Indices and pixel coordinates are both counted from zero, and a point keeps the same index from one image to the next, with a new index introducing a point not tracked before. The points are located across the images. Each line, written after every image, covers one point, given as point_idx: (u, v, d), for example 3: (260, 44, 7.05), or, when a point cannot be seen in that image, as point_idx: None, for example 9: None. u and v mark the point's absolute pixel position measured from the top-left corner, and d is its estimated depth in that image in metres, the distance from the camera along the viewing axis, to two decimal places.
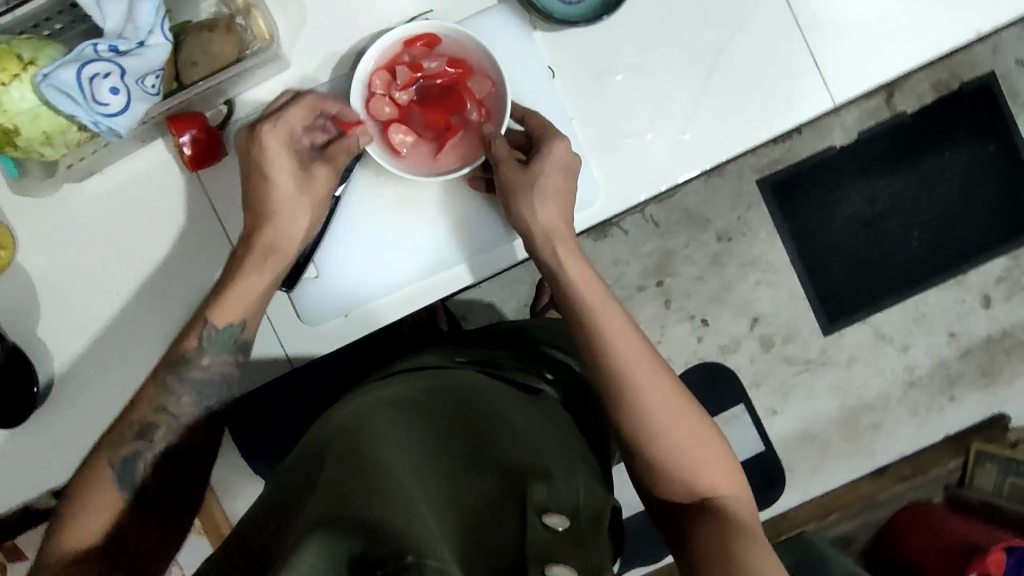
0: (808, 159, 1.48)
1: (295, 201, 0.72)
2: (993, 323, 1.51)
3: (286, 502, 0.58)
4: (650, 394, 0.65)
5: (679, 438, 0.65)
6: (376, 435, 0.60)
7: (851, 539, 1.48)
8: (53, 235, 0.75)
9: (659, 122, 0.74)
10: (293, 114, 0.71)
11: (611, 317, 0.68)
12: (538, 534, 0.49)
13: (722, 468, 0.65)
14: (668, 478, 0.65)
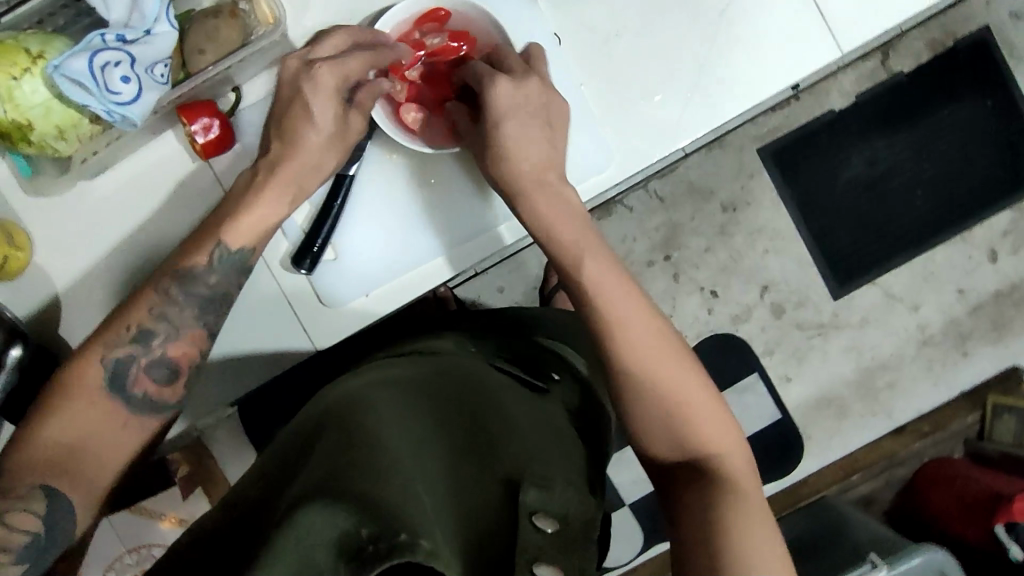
0: (808, 124, 1.48)
1: (321, 151, 0.69)
2: (1002, 277, 1.51)
3: (285, 472, 0.58)
4: (642, 359, 0.64)
5: (675, 397, 0.64)
6: (383, 412, 0.60)
7: (872, 499, 1.51)
8: (66, 234, 0.70)
9: (668, 83, 0.71)
10: (324, 75, 0.66)
11: (603, 274, 0.67)
12: (530, 538, 0.49)
13: (720, 432, 0.64)
14: (657, 433, 0.64)
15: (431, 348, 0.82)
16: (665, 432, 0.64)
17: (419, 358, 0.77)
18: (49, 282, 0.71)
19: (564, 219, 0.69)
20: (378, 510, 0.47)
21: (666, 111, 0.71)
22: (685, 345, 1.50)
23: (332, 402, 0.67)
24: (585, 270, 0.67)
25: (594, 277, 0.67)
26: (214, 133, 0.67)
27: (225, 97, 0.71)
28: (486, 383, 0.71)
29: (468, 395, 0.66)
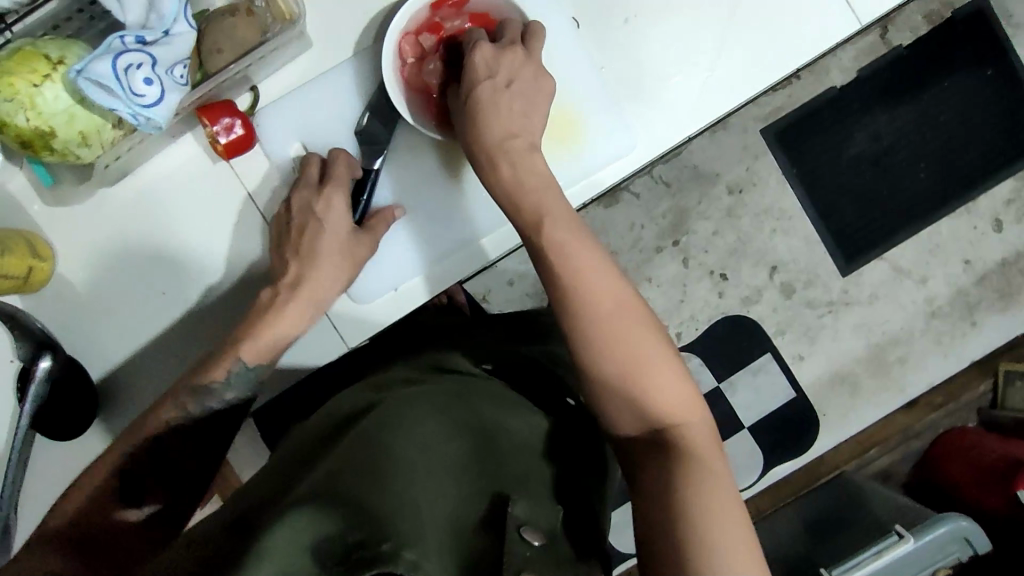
0: (810, 103, 1.48)
1: (333, 256, 0.69)
2: (1007, 246, 1.52)
3: (292, 468, 0.60)
4: (618, 334, 0.61)
5: (640, 367, 0.60)
6: (402, 418, 0.62)
7: (891, 473, 1.51)
8: (90, 242, 0.70)
9: (687, 62, 0.70)
10: (336, 197, 0.69)
11: (574, 243, 0.64)
12: (518, 548, 0.50)
13: (685, 403, 0.60)
14: (617, 403, 0.60)
15: (451, 365, 0.80)
16: (625, 404, 0.60)
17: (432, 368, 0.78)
18: (73, 292, 0.70)
19: (531, 186, 0.66)
20: (372, 516, 0.49)
21: (685, 93, 0.71)
22: (698, 329, 1.51)
23: (348, 408, 0.68)
24: (549, 237, 0.64)
25: (562, 244, 0.64)
26: (236, 133, 0.66)
27: (242, 96, 0.69)
28: (497, 397, 0.72)
29: (482, 406, 0.68)
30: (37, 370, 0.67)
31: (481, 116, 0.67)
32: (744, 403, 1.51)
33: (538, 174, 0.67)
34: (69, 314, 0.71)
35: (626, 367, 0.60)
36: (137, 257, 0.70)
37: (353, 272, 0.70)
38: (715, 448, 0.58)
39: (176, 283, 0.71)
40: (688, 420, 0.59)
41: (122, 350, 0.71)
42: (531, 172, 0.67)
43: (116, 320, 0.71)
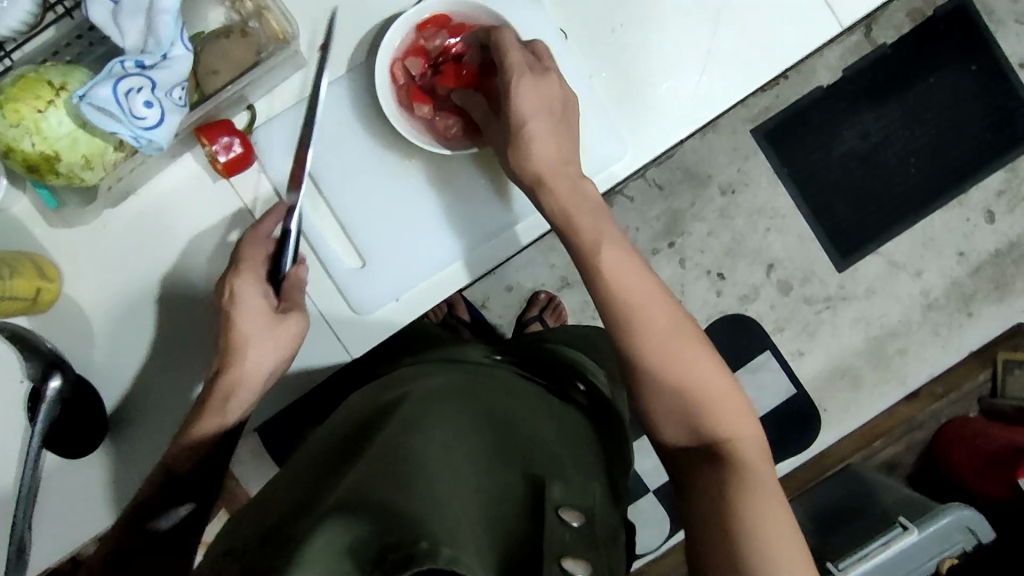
0: (798, 103, 1.50)
1: (260, 336, 0.66)
2: (1000, 237, 1.53)
3: (311, 484, 0.61)
4: (662, 345, 0.62)
5: (689, 381, 0.61)
6: (421, 426, 0.63)
7: (895, 465, 1.52)
8: (96, 263, 0.72)
9: (673, 69, 0.71)
10: (244, 285, 0.66)
11: (621, 261, 0.65)
12: (556, 537, 0.53)
13: (735, 417, 0.61)
14: (671, 418, 0.62)
15: (462, 355, 0.86)
16: (676, 416, 0.62)
17: (441, 366, 0.80)
18: (83, 310, 0.72)
19: (583, 211, 0.67)
20: (406, 518, 0.49)
21: (672, 99, 0.71)
22: None
23: (364, 420, 0.70)
24: (601, 257, 0.65)
25: (607, 262, 0.65)
26: (235, 152, 0.67)
27: (240, 115, 0.71)
28: (508, 399, 0.74)
29: (495, 410, 0.70)
30: (47, 390, 0.68)
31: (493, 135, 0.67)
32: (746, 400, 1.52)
33: (582, 196, 0.67)
34: (75, 333, 0.72)
35: (674, 382, 0.62)
36: (144, 272, 0.72)
37: (285, 346, 0.67)
38: (765, 455, 0.60)
39: (181, 298, 0.72)
40: (741, 434, 0.61)
41: (130, 365, 0.73)
42: (582, 194, 0.68)
43: (120, 339, 0.72)
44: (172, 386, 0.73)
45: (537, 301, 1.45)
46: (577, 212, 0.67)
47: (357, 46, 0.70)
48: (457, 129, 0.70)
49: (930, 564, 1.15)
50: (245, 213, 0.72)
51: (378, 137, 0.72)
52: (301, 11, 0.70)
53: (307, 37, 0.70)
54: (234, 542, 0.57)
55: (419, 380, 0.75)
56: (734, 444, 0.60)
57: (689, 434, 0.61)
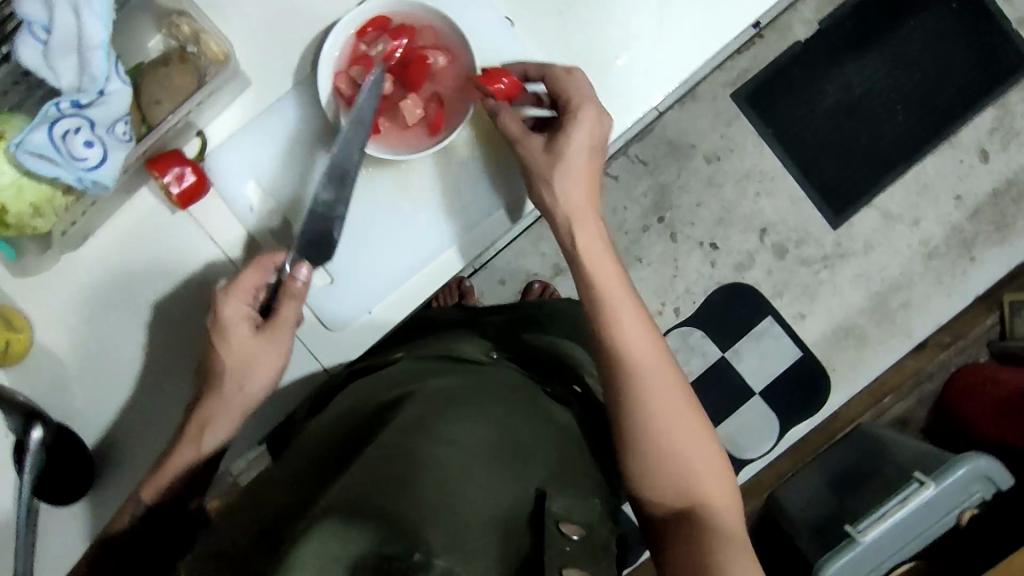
0: (776, 62, 1.47)
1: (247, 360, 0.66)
2: (996, 176, 1.50)
3: (302, 485, 0.58)
4: (663, 408, 0.64)
5: (681, 443, 0.64)
6: (420, 419, 0.60)
7: (908, 420, 1.50)
8: (65, 310, 0.70)
9: (628, 44, 0.68)
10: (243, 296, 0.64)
11: (626, 317, 0.66)
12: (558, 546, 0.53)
13: (720, 485, 0.64)
14: (657, 481, 0.64)
15: (459, 353, 0.79)
16: (666, 478, 0.64)
17: (438, 359, 0.75)
18: (56, 356, 0.71)
19: (598, 253, 0.68)
20: (405, 531, 0.49)
21: (629, 75, 0.69)
22: (695, 302, 1.50)
23: (358, 410, 0.66)
24: (608, 307, 0.67)
25: (614, 321, 0.66)
26: (187, 181, 0.65)
27: (191, 142, 0.69)
28: (514, 383, 0.72)
29: (499, 400, 0.66)
30: (29, 441, 0.65)
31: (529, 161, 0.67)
32: (751, 369, 1.50)
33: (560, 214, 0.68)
34: (51, 383, 0.71)
35: (663, 440, 0.64)
36: (115, 309, 0.70)
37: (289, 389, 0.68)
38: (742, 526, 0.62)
39: (154, 338, 0.71)
40: (722, 502, 0.63)
41: (114, 407, 0.71)
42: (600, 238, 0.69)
43: (96, 385, 0.71)
44: (158, 421, 0.72)
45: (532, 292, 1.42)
46: (593, 253, 0.68)
47: (302, 57, 0.68)
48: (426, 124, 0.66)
49: (948, 516, 1.13)
50: (209, 244, 0.70)
51: (332, 147, 0.70)
52: (240, 29, 0.68)
53: (245, 54, 0.68)
54: (233, 539, 0.54)
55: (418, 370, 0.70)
56: (716, 509, 0.63)
57: (675, 501, 0.63)
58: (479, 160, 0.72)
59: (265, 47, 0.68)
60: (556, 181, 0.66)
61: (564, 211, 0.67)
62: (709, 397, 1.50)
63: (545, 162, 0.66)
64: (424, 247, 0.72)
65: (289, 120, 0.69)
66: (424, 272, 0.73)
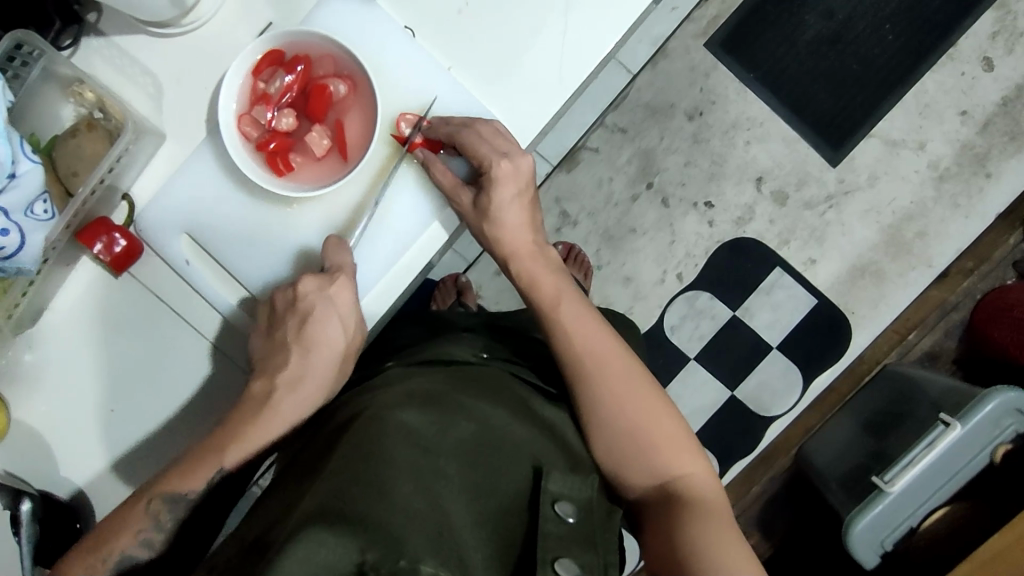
0: (748, 1, 1.39)
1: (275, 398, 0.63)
2: (1004, 83, 1.40)
3: (277, 508, 0.52)
4: (625, 389, 0.62)
5: (652, 420, 0.61)
6: (384, 419, 0.54)
7: (939, 353, 1.43)
8: (27, 386, 0.71)
9: (536, 33, 0.65)
10: (342, 287, 0.65)
11: (577, 317, 0.65)
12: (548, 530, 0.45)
13: (693, 463, 0.61)
14: (632, 457, 0.61)
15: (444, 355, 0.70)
16: (640, 457, 0.61)
17: (419, 366, 0.68)
18: (27, 434, 0.71)
19: (547, 272, 0.69)
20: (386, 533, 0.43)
21: (542, 65, 0.65)
22: (697, 264, 1.44)
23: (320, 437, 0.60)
24: (562, 312, 0.66)
25: (570, 320, 0.65)
26: (119, 247, 0.66)
27: (119, 208, 0.69)
28: (491, 379, 0.66)
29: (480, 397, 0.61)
30: (20, 513, 0.66)
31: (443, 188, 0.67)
32: (766, 325, 1.44)
33: (513, 225, 0.68)
34: (26, 461, 0.71)
35: (629, 424, 0.61)
36: (76, 379, 0.71)
37: None
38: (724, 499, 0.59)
39: (119, 402, 0.71)
40: (698, 477, 0.60)
41: (89, 477, 0.72)
42: (544, 261, 0.70)
43: (71, 455, 0.71)
44: (139, 483, 0.72)
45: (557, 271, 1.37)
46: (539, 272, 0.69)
47: (210, 103, 0.67)
48: (338, 151, 0.65)
49: (982, 455, 1.05)
50: (156, 304, 0.70)
51: (255, 187, 0.69)
52: (146, 87, 0.67)
53: (155, 112, 0.67)
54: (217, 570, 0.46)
55: (392, 381, 0.63)
56: (692, 485, 0.59)
57: (653, 478, 0.60)
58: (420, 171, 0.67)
59: (172, 100, 0.67)
60: (484, 227, 0.68)
61: (504, 252, 0.69)
62: (727, 359, 1.45)
63: (470, 211, 0.67)
64: (384, 251, 0.68)
65: (212, 170, 0.68)
66: (393, 275, 0.69)
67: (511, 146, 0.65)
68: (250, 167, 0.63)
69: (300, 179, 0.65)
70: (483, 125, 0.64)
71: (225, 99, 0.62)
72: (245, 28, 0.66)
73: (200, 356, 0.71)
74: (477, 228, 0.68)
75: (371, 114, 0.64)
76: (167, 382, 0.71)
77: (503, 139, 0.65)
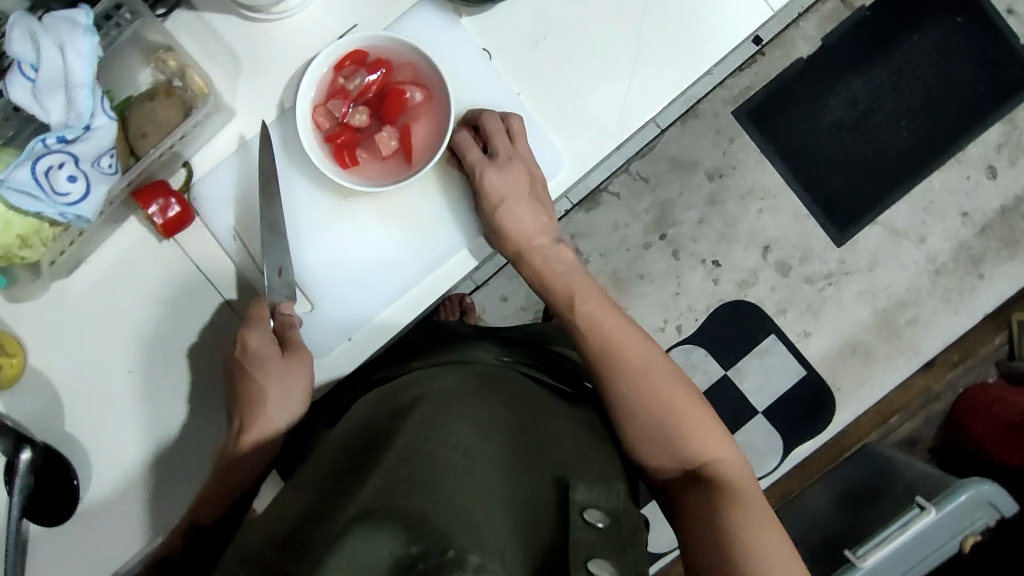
0: (779, 78, 1.46)
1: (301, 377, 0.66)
2: (1004, 192, 1.48)
3: (311, 502, 0.52)
4: (645, 376, 0.62)
5: (669, 405, 0.61)
6: (418, 424, 0.55)
7: (917, 440, 1.47)
8: (55, 333, 0.71)
9: (606, 73, 0.69)
10: (254, 337, 0.65)
11: (602, 313, 0.65)
12: (580, 536, 0.46)
13: (721, 444, 0.60)
14: (652, 441, 0.61)
15: (468, 358, 0.71)
16: (660, 441, 0.61)
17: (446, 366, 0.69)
18: (44, 380, 0.71)
19: (560, 271, 0.69)
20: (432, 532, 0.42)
21: (607, 104, 0.69)
22: (697, 319, 1.48)
23: (353, 438, 0.60)
24: (579, 310, 0.66)
25: (592, 313, 0.66)
26: (172, 212, 0.67)
27: (177, 174, 0.71)
28: (518, 387, 0.67)
29: (506, 404, 0.61)
30: (20, 462, 0.67)
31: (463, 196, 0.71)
32: (756, 388, 1.48)
33: (525, 222, 0.68)
34: (39, 406, 0.71)
35: (652, 408, 0.61)
36: (102, 332, 0.71)
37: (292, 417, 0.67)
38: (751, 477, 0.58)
39: (139, 362, 0.71)
40: (725, 458, 0.59)
41: (95, 432, 0.71)
42: (555, 260, 0.70)
43: (82, 408, 0.72)
44: (142, 446, 0.72)
45: None
46: (552, 274, 0.69)
47: (286, 90, 0.70)
48: (402, 154, 0.67)
49: (951, 541, 1.09)
50: (197, 273, 0.71)
51: (311, 175, 0.70)
52: (227, 65, 0.69)
53: (231, 88, 0.70)
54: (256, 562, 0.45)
55: (423, 380, 0.65)
56: (719, 467, 0.58)
57: (673, 460, 0.60)
58: (457, 173, 0.70)
59: (250, 82, 0.70)
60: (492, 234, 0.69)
61: (512, 251, 0.69)
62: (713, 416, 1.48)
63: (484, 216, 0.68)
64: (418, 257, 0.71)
65: (272, 154, 0.70)
66: (427, 281, 0.71)
67: (503, 150, 0.67)
68: (315, 154, 0.66)
69: (364, 175, 0.67)
70: (483, 117, 0.67)
71: (306, 85, 0.66)
72: (332, 25, 0.69)
73: (232, 330, 0.71)
74: (489, 224, 0.68)
75: (442, 122, 0.67)
76: (190, 351, 0.71)
77: (499, 138, 0.67)
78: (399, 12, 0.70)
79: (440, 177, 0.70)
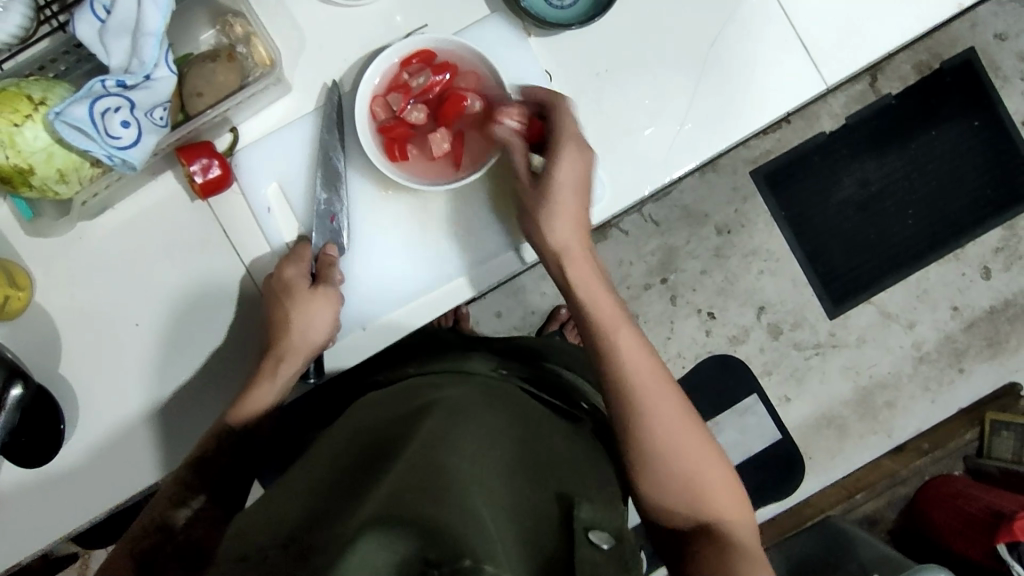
0: (799, 147, 1.50)
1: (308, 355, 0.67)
2: (995, 294, 1.52)
3: (307, 495, 0.51)
4: (668, 418, 0.61)
5: (693, 452, 0.61)
6: (423, 432, 0.54)
7: (877, 519, 1.50)
8: (67, 274, 0.70)
9: (659, 115, 0.70)
10: (292, 273, 0.67)
11: (631, 345, 0.63)
12: (585, 553, 0.46)
13: (733, 501, 0.61)
14: (661, 484, 0.61)
15: (468, 370, 0.71)
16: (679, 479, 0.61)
17: (450, 375, 0.69)
18: (47, 319, 0.70)
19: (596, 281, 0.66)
20: (447, 532, 0.42)
21: (654, 144, 0.71)
22: (684, 366, 1.50)
23: (348, 441, 0.59)
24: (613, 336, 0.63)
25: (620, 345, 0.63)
26: (213, 173, 0.67)
27: (223, 137, 0.71)
28: (518, 400, 0.66)
29: (509, 417, 0.61)
30: (8, 398, 0.65)
31: (500, 208, 0.72)
32: (730, 444, 1.49)
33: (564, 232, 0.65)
34: (36, 345, 0.70)
35: (667, 459, 0.60)
36: (115, 280, 0.71)
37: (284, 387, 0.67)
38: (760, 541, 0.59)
39: (148, 317, 0.71)
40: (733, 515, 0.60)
41: (90, 380, 0.71)
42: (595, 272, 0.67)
43: (82, 353, 0.71)
44: (134, 401, 0.71)
45: (556, 318, 1.40)
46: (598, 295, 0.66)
47: (345, 76, 0.71)
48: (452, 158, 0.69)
49: None
50: (223, 238, 0.71)
51: (354, 161, 0.71)
52: (291, 40, 0.70)
53: (292, 64, 0.70)
54: (248, 551, 0.44)
55: (429, 389, 0.65)
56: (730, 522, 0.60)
57: (686, 502, 0.60)
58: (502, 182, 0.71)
59: (312, 61, 0.70)
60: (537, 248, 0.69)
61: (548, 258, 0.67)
62: None
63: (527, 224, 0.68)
64: (446, 261, 0.72)
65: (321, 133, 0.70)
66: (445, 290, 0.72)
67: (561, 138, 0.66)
68: (368, 141, 0.67)
69: (412, 169, 0.69)
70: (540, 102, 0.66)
71: (371, 74, 0.67)
72: (400, 22, 0.70)
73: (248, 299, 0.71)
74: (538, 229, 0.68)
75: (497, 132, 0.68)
76: (201, 312, 0.71)
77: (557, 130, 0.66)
78: (470, 21, 0.72)
79: (480, 185, 0.71)
